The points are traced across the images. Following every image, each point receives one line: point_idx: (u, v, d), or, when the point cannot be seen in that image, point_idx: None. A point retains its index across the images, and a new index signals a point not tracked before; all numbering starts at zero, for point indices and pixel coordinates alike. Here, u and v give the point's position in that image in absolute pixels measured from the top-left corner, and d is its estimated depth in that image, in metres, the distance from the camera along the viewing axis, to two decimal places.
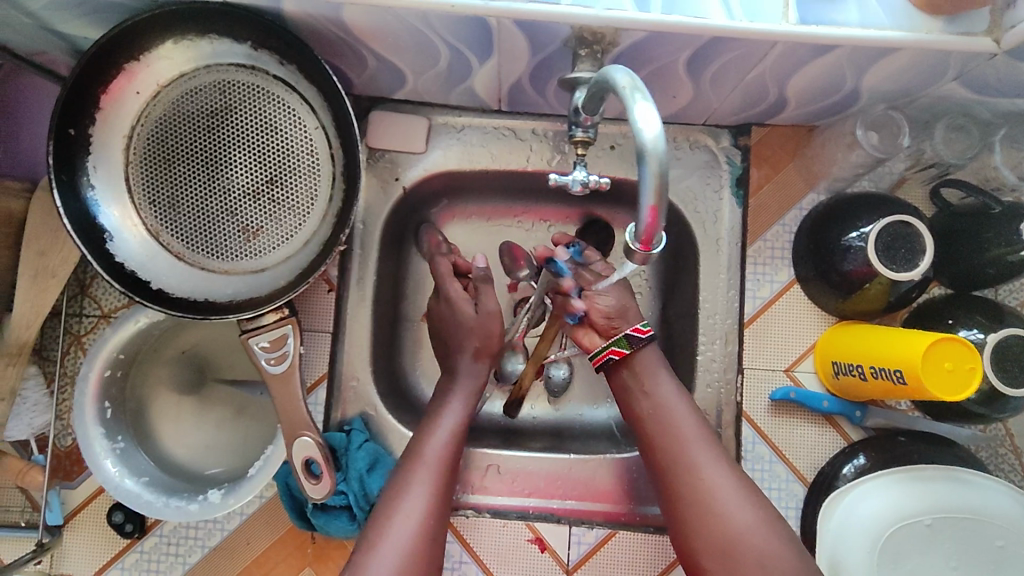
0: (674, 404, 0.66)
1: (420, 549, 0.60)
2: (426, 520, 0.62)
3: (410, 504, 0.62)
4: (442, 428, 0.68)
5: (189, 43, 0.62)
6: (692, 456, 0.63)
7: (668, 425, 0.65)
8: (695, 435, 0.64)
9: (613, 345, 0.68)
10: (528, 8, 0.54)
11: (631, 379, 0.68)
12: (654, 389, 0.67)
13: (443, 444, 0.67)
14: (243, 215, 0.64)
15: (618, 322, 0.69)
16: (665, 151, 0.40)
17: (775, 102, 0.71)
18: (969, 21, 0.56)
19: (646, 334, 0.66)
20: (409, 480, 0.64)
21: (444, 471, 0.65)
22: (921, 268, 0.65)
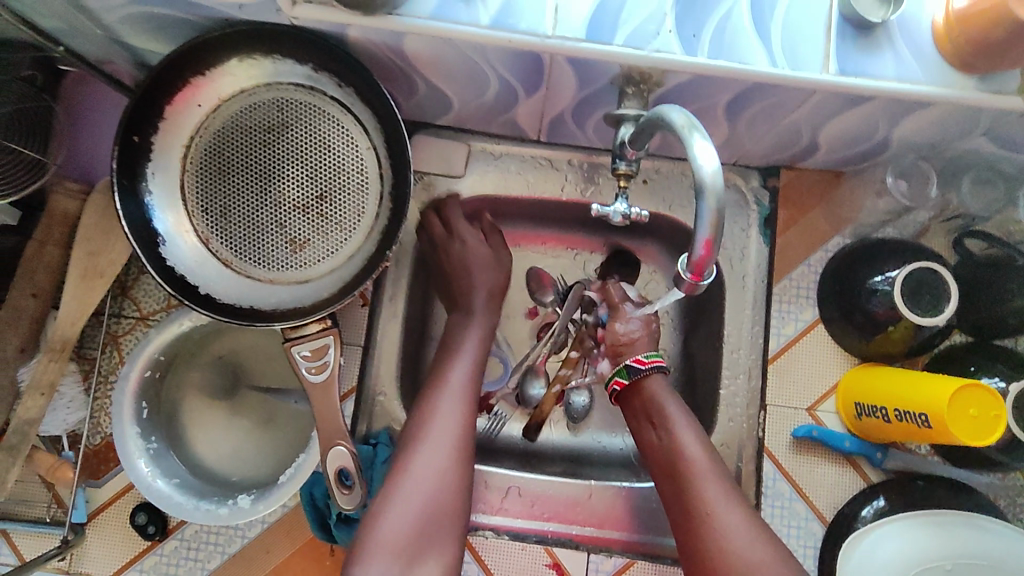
0: (684, 435, 0.67)
1: (451, 469, 0.65)
2: (453, 444, 0.66)
3: (438, 429, 0.67)
4: (463, 361, 0.73)
5: (253, 61, 0.65)
6: (701, 489, 0.64)
7: (676, 457, 0.67)
8: (706, 470, 0.65)
9: (616, 375, 0.72)
10: (581, 46, 0.57)
11: (640, 404, 0.71)
12: (663, 418, 0.69)
13: (464, 374, 0.72)
14: (292, 227, 0.66)
15: (624, 351, 0.73)
16: (721, 188, 0.43)
17: (806, 147, 0.74)
18: (1001, 81, 0.59)
19: (643, 363, 0.70)
20: (434, 408, 0.68)
21: (466, 397, 0.70)
22: (945, 315, 0.67)
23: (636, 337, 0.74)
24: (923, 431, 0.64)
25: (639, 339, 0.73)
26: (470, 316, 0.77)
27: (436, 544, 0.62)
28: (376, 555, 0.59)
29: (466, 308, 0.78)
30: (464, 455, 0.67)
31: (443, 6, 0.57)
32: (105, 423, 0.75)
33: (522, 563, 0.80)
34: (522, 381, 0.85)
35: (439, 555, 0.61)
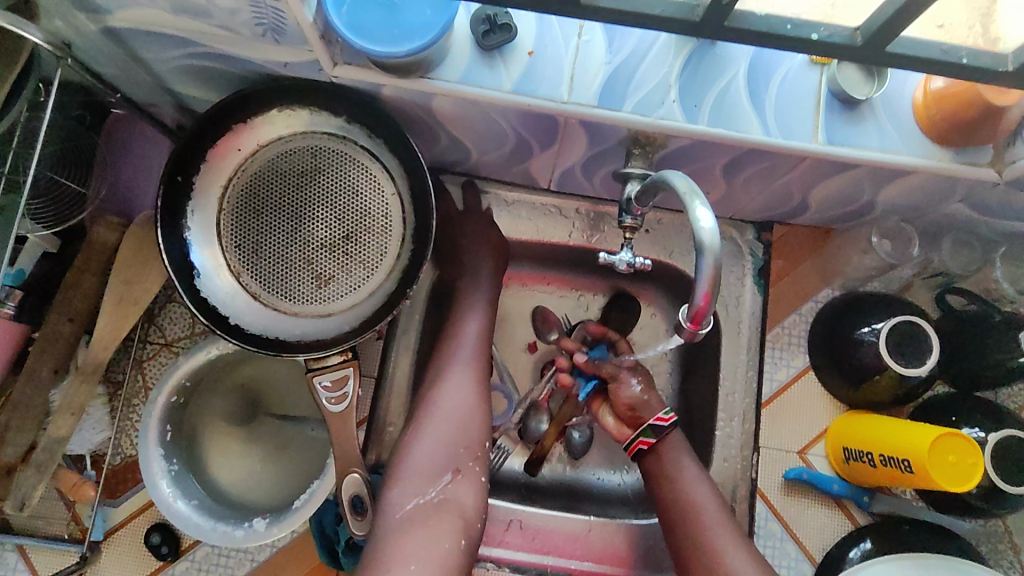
0: (697, 490, 0.71)
1: (469, 410, 0.72)
2: (467, 387, 0.74)
3: (455, 376, 0.74)
4: (471, 320, 0.79)
5: (292, 112, 0.70)
6: (711, 539, 0.68)
7: (688, 512, 0.70)
8: (716, 520, 0.69)
9: (641, 435, 0.75)
10: (593, 111, 0.63)
11: (655, 464, 0.74)
12: (677, 474, 0.73)
13: (473, 327, 0.79)
14: (319, 264, 0.71)
15: (641, 413, 0.78)
16: (718, 246, 0.47)
17: (797, 205, 0.80)
18: (975, 153, 0.64)
19: (668, 421, 0.74)
20: (450, 359, 0.76)
21: (476, 351, 0.77)
22: (928, 366, 0.72)
23: (648, 396, 0.78)
24: (907, 477, 0.67)
25: (652, 398, 0.78)
26: (472, 288, 0.81)
27: (463, 471, 0.69)
28: (410, 480, 0.67)
29: (470, 279, 0.82)
30: (479, 398, 0.74)
31: (471, 71, 0.63)
32: (125, 444, 0.79)
33: None
34: (525, 417, 0.88)
35: (466, 480, 0.68)
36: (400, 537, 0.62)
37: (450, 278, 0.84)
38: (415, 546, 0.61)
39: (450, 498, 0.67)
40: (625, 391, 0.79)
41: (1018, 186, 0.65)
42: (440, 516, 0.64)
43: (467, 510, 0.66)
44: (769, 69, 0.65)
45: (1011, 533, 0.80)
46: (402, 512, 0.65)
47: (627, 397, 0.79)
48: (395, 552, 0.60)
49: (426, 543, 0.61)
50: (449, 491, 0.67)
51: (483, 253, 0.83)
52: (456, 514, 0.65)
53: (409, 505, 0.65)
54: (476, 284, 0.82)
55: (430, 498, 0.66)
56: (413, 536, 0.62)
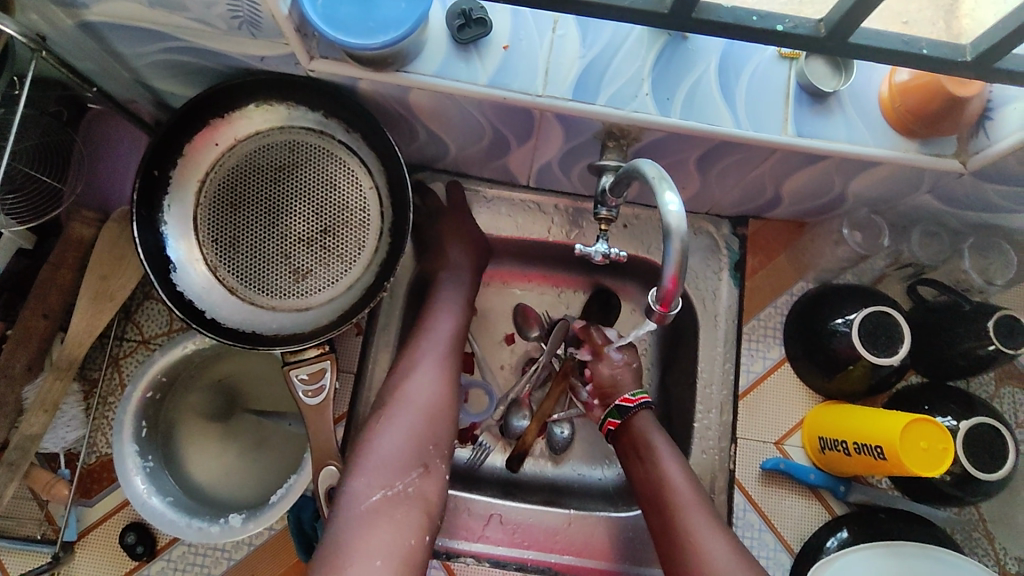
0: (669, 469, 0.72)
1: (439, 407, 0.72)
2: (436, 380, 0.74)
3: (425, 370, 0.74)
4: (444, 317, 0.79)
5: (269, 107, 0.70)
6: (686, 520, 0.68)
7: (661, 490, 0.71)
8: (690, 501, 0.70)
9: (609, 416, 0.79)
10: (567, 104, 0.64)
11: (629, 445, 0.76)
12: (650, 453, 0.74)
13: (447, 324, 0.79)
14: (295, 259, 0.71)
15: (612, 392, 0.81)
16: (685, 230, 0.48)
17: (771, 198, 0.81)
18: (940, 145, 0.66)
19: (631, 401, 0.76)
20: (422, 354, 0.75)
21: (448, 344, 0.77)
22: (899, 355, 0.72)
23: (620, 376, 0.82)
24: (879, 463, 0.68)
25: (623, 378, 0.81)
26: (449, 287, 0.82)
27: (430, 466, 0.69)
28: (376, 472, 0.66)
29: (446, 271, 0.83)
30: (449, 395, 0.74)
31: (447, 64, 0.64)
32: (100, 442, 0.78)
33: None
34: (506, 413, 0.89)
35: (432, 475, 0.69)
36: (365, 530, 0.61)
37: (425, 275, 0.85)
38: (380, 540, 0.61)
39: (416, 493, 0.67)
40: (601, 370, 0.82)
41: (981, 176, 0.67)
42: (405, 511, 0.64)
43: (430, 505, 0.67)
44: (739, 64, 0.66)
45: (986, 522, 0.81)
46: (367, 503, 0.64)
47: (603, 376, 0.82)
48: (360, 546, 0.60)
49: (391, 538, 0.61)
50: (415, 486, 0.67)
51: (461, 251, 0.84)
52: (421, 509, 0.66)
53: (375, 496, 0.64)
54: (453, 285, 0.82)
55: (396, 490, 0.65)
56: (378, 530, 0.62)
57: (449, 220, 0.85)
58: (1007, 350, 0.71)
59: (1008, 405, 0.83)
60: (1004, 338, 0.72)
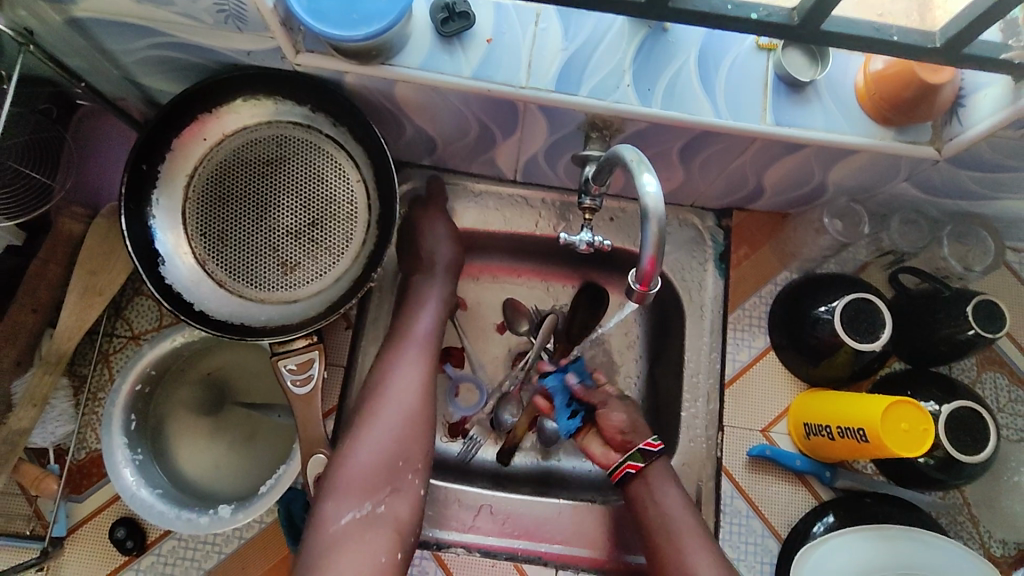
0: (680, 516, 0.71)
1: (415, 417, 0.71)
2: (412, 389, 0.73)
3: (401, 380, 0.73)
4: (422, 323, 0.78)
5: (257, 102, 0.71)
6: (696, 565, 0.67)
7: (674, 537, 0.70)
8: (698, 545, 0.69)
9: (630, 459, 0.73)
10: (550, 96, 0.65)
11: (644, 490, 0.73)
12: (662, 498, 0.72)
13: (424, 330, 0.77)
14: (284, 251, 0.72)
15: (631, 439, 0.75)
16: (662, 211, 0.49)
17: (753, 189, 0.82)
18: (916, 132, 0.67)
19: (657, 446, 0.73)
20: (400, 360, 0.74)
21: (427, 350, 0.76)
22: (881, 340, 0.74)
23: (633, 420, 0.76)
24: (863, 446, 0.69)
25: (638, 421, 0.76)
26: (428, 289, 0.81)
27: (401, 483, 0.68)
28: (346, 491, 0.65)
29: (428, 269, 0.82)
30: (425, 404, 0.73)
31: (431, 58, 0.65)
32: (90, 438, 0.78)
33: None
34: (496, 407, 0.88)
35: (405, 493, 0.68)
36: (334, 554, 0.61)
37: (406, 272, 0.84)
38: (348, 565, 0.61)
39: (388, 510, 0.66)
40: (613, 417, 0.76)
41: (955, 163, 0.68)
42: (376, 531, 0.64)
43: (401, 523, 0.66)
44: (718, 55, 0.67)
45: (970, 505, 0.82)
46: (337, 525, 0.64)
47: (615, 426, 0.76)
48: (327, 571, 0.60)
49: (360, 561, 0.61)
50: (386, 504, 0.67)
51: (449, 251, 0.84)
52: (392, 528, 0.65)
53: (346, 517, 0.64)
54: (434, 286, 0.81)
55: (366, 511, 0.65)
56: (348, 553, 0.62)
57: (435, 224, 0.85)
58: (987, 334, 0.73)
59: (989, 389, 0.84)
60: (983, 322, 0.73)
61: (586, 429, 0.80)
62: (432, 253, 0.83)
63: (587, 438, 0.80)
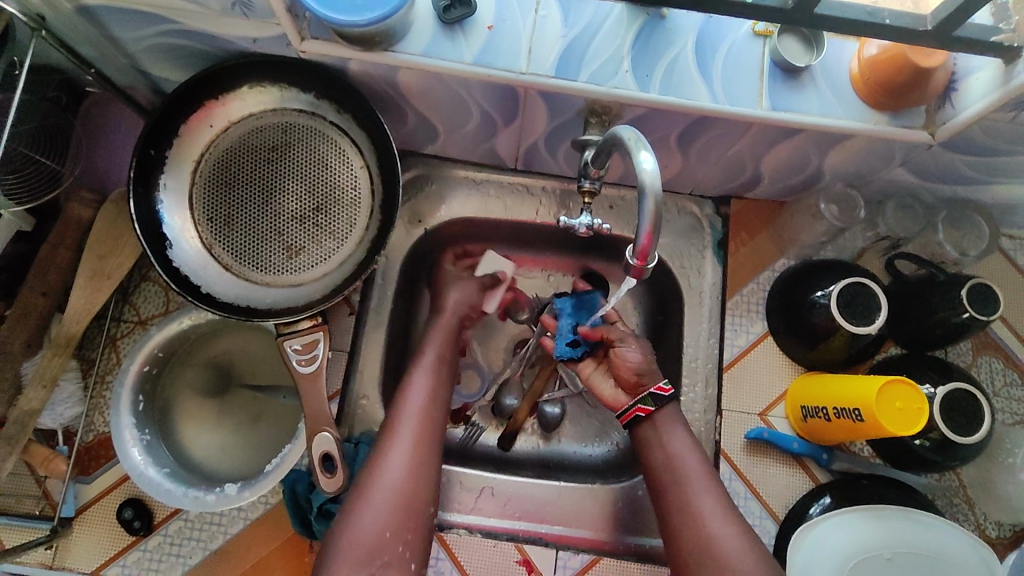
0: (687, 459, 0.72)
1: (415, 484, 0.68)
2: (413, 453, 0.70)
3: (401, 443, 0.70)
4: (424, 382, 0.76)
5: (262, 89, 0.73)
6: (698, 507, 0.68)
7: (679, 479, 0.70)
8: (703, 487, 0.70)
9: (639, 402, 0.75)
10: (550, 81, 0.66)
11: (651, 433, 0.74)
12: (668, 440, 0.73)
13: (424, 394, 0.75)
14: (289, 236, 0.74)
15: (644, 382, 0.76)
16: (659, 187, 0.50)
17: (751, 176, 0.83)
18: (910, 117, 0.68)
19: (668, 392, 0.74)
20: (400, 421, 0.72)
21: (428, 410, 0.74)
22: (876, 323, 0.75)
23: (647, 362, 0.77)
24: (859, 426, 0.71)
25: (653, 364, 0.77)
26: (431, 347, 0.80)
27: (394, 557, 0.64)
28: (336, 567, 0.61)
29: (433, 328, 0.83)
30: (424, 469, 0.69)
31: (433, 45, 0.66)
32: (97, 421, 0.79)
33: (494, 562, 0.80)
34: (497, 393, 0.90)
35: (397, 567, 0.64)
36: None
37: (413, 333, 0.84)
38: None
39: None
40: (628, 357, 0.77)
41: (949, 147, 0.69)
42: None
43: None
44: (715, 41, 0.69)
45: (965, 488, 0.83)
46: None
47: (628, 368, 0.77)
48: None
49: None
50: None
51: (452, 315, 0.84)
52: None
53: None
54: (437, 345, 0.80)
55: None
56: None
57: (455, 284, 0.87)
58: (981, 318, 0.74)
59: (984, 373, 0.85)
60: (977, 305, 0.74)
61: (598, 368, 0.82)
62: (441, 311, 0.85)
63: (597, 377, 0.81)
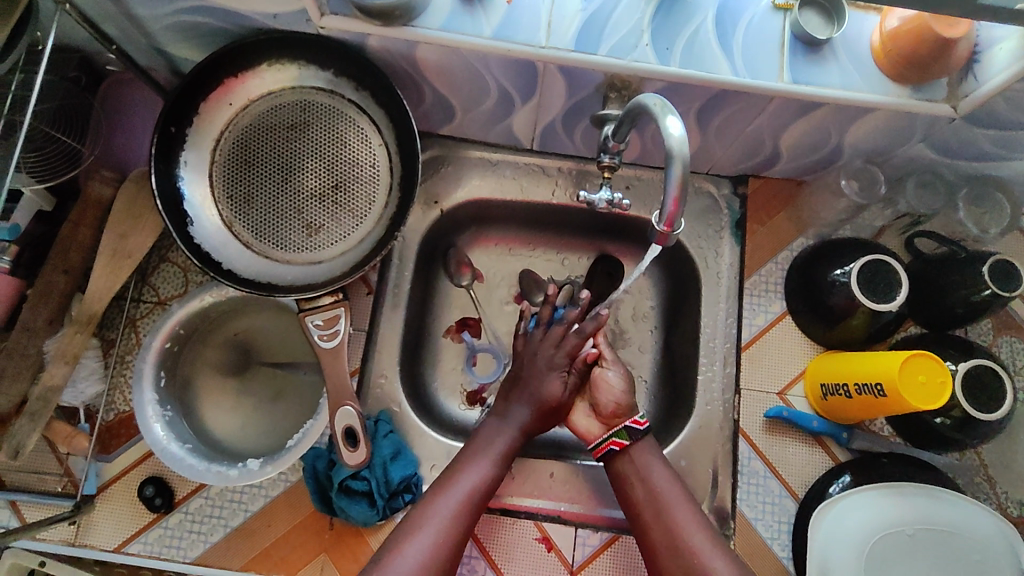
0: (670, 490, 0.71)
1: (452, 543, 0.66)
2: (462, 511, 0.68)
3: (453, 496, 0.68)
4: (500, 439, 0.74)
5: (281, 66, 0.73)
6: (688, 539, 0.67)
7: (664, 511, 0.69)
8: (689, 519, 0.68)
9: (614, 435, 0.73)
10: (570, 55, 0.66)
11: (628, 467, 0.73)
12: (648, 472, 0.72)
13: (495, 451, 0.73)
14: (308, 213, 0.74)
15: (619, 416, 0.76)
16: (686, 153, 0.51)
17: (770, 153, 0.83)
18: (933, 90, 0.68)
19: (643, 425, 0.73)
20: (462, 474, 0.70)
21: (495, 471, 0.72)
22: (898, 301, 0.74)
23: (624, 397, 0.76)
24: (880, 401, 0.70)
25: (630, 399, 0.77)
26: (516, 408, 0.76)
27: None
28: None
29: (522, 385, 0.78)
30: (465, 532, 0.68)
31: (452, 19, 0.66)
32: (118, 400, 0.80)
33: (513, 538, 0.79)
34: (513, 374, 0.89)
35: None
36: None
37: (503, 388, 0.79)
38: None
39: None
40: (608, 389, 0.77)
41: (971, 120, 0.69)
42: None
43: None
44: (735, 16, 0.69)
45: (987, 467, 0.82)
46: None
47: (609, 398, 0.77)
48: None
49: None
50: None
51: (527, 408, 0.76)
52: None
53: None
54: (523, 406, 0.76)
55: None
56: None
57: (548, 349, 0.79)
58: (1003, 294, 0.73)
59: (1005, 353, 0.85)
60: (999, 282, 0.74)
61: (576, 400, 0.80)
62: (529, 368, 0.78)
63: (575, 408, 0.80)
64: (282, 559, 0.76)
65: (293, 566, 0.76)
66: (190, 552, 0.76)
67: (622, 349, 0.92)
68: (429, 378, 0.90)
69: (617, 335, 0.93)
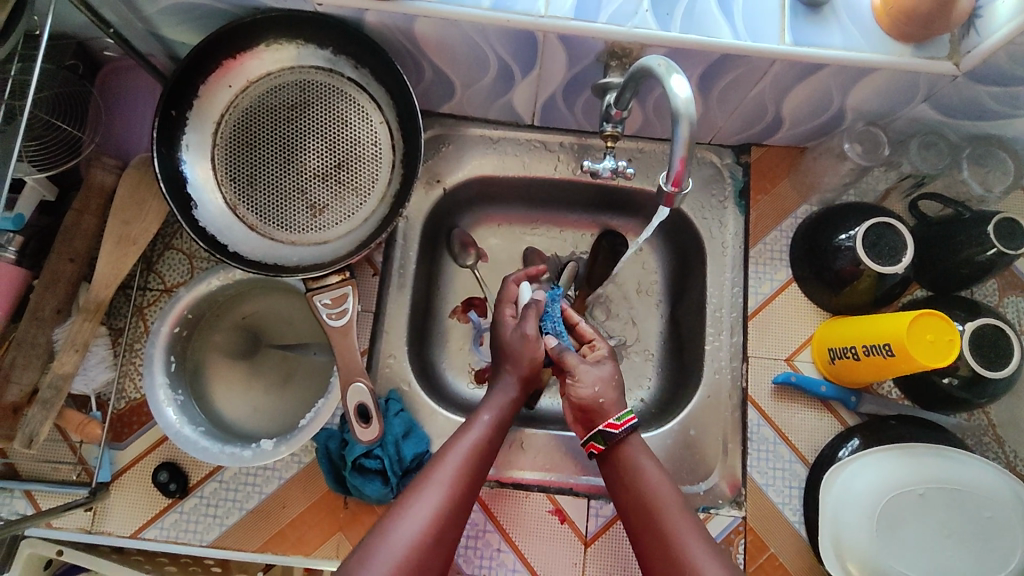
0: (658, 491, 0.65)
1: (463, 499, 0.63)
2: (468, 469, 0.65)
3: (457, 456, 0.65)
4: (499, 403, 0.72)
5: (280, 46, 0.72)
6: (676, 541, 0.61)
7: (651, 513, 0.64)
8: (678, 520, 0.63)
9: (591, 440, 0.70)
10: (570, 24, 0.66)
11: (615, 470, 0.68)
12: (636, 474, 0.66)
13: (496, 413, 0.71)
14: (311, 194, 0.74)
15: (595, 416, 0.70)
16: (693, 112, 0.52)
17: (772, 120, 0.82)
18: (934, 48, 0.67)
19: (616, 430, 0.67)
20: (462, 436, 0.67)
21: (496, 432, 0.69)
22: (903, 263, 0.74)
23: (602, 395, 0.71)
24: (889, 361, 0.70)
25: (606, 398, 0.70)
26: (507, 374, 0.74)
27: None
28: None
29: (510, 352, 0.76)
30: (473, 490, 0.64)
31: None
32: (129, 388, 0.80)
33: (527, 511, 0.80)
34: None
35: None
36: None
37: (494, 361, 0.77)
38: None
39: None
40: (576, 389, 0.71)
41: (973, 78, 0.69)
42: None
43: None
44: None
45: (995, 427, 0.82)
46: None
47: (579, 397, 0.71)
48: None
49: None
50: None
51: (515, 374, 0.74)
52: None
53: None
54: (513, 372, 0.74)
55: None
56: None
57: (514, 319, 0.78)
58: (1008, 251, 0.73)
59: (1012, 313, 0.85)
60: (1004, 240, 0.74)
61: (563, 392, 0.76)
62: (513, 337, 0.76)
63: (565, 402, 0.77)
64: (297, 540, 0.76)
65: (306, 548, 0.76)
66: (206, 536, 0.76)
67: (629, 322, 0.93)
68: (437, 358, 0.90)
69: (622, 309, 0.93)
